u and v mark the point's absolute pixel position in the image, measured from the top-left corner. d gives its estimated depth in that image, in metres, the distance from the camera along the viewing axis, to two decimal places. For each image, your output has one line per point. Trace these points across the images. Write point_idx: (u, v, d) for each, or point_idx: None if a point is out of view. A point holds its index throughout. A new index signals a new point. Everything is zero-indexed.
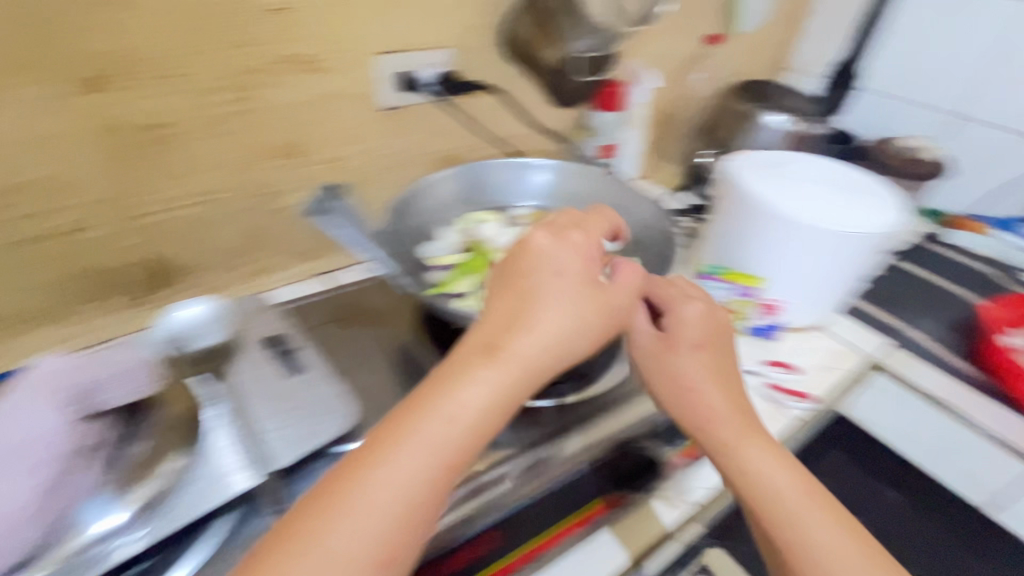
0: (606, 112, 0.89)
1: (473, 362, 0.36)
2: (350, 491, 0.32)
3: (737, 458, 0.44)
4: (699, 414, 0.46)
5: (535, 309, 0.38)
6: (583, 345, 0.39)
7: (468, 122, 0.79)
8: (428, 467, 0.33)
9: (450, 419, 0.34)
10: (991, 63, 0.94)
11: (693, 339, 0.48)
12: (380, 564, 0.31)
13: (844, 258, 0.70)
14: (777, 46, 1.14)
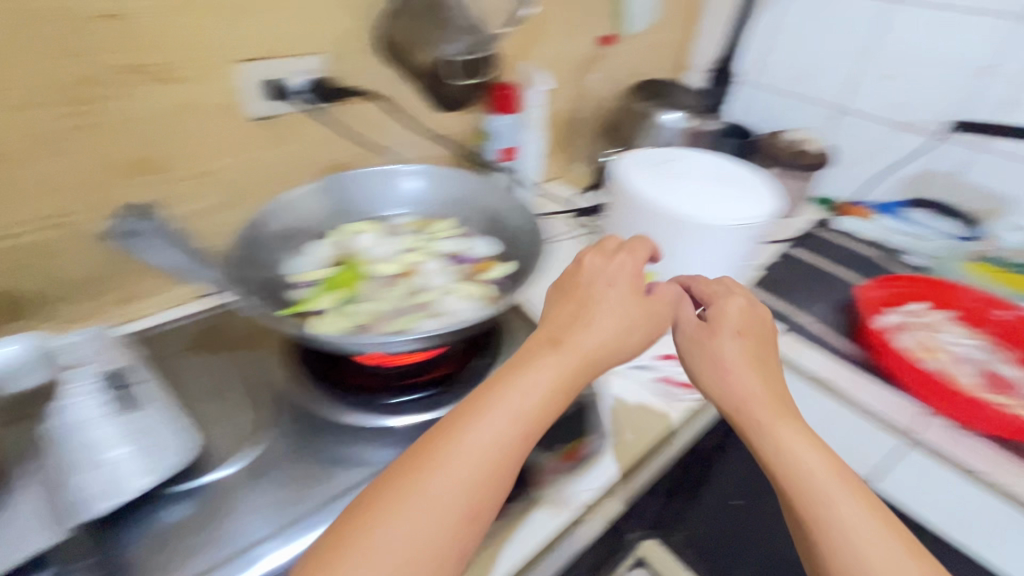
0: (502, 116, 0.89)
1: (537, 354, 0.44)
2: (436, 459, 0.39)
3: (768, 432, 0.46)
4: (736, 394, 0.48)
5: (598, 310, 0.47)
6: (637, 343, 0.48)
7: (352, 128, 0.76)
8: (505, 435, 0.40)
9: (521, 396, 0.42)
10: (860, 60, 1.00)
11: (735, 329, 0.51)
12: (467, 513, 0.38)
13: (727, 249, 0.72)
14: (678, 46, 1.17)
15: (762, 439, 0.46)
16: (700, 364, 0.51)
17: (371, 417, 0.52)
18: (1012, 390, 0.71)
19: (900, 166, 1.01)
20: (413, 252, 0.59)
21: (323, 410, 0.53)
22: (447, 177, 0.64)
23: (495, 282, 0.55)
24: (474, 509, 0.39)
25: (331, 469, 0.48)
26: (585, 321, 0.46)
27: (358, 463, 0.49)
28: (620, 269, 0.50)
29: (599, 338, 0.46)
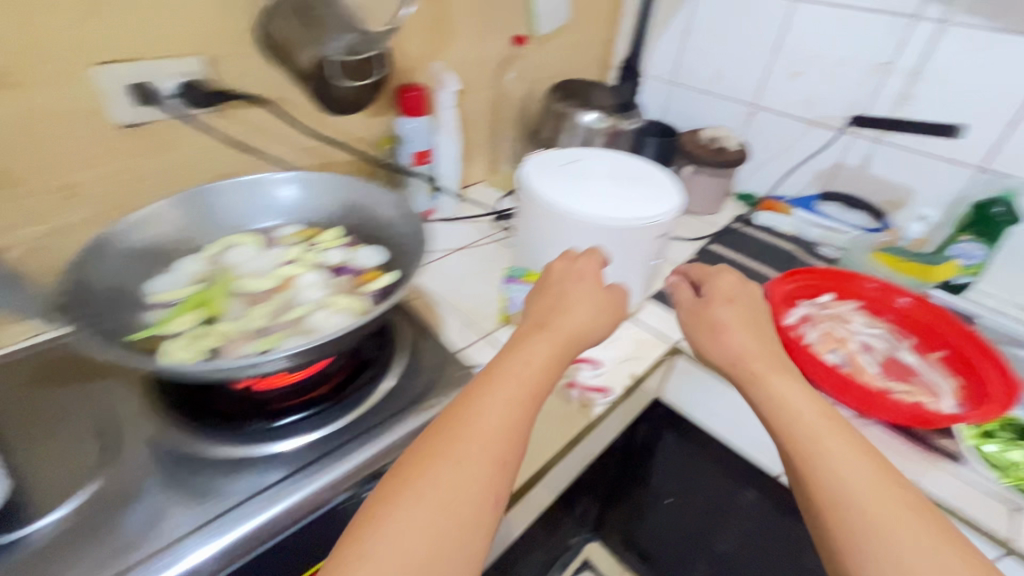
0: (409, 119, 0.86)
1: (534, 333, 0.53)
2: (462, 423, 0.45)
3: (760, 384, 0.52)
4: (731, 352, 0.55)
5: (577, 295, 0.56)
6: (605, 323, 0.55)
7: (247, 136, 0.73)
8: (518, 398, 0.47)
9: (526, 365, 0.49)
10: (769, 58, 1.01)
11: (720, 300, 0.60)
12: (498, 465, 0.43)
13: (634, 249, 0.71)
14: (601, 47, 1.18)
15: (758, 391, 0.52)
16: (699, 334, 0.59)
17: (254, 446, 0.48)
18: (911, 378, 0.73)
19: (810, 160, 1.04)
20: (291, 263, 0.56)
21: (187, 439, 0.48)
22: (326, 184, 0.61)
23: (375, 292, 0.53)
24: (503, 462, 0.43)
25: (212, 488, 0.45)
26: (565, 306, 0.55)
27: (246, 475, 0.46)
28: (583, 268, 0.59)
29: (592, 323, 0.55)
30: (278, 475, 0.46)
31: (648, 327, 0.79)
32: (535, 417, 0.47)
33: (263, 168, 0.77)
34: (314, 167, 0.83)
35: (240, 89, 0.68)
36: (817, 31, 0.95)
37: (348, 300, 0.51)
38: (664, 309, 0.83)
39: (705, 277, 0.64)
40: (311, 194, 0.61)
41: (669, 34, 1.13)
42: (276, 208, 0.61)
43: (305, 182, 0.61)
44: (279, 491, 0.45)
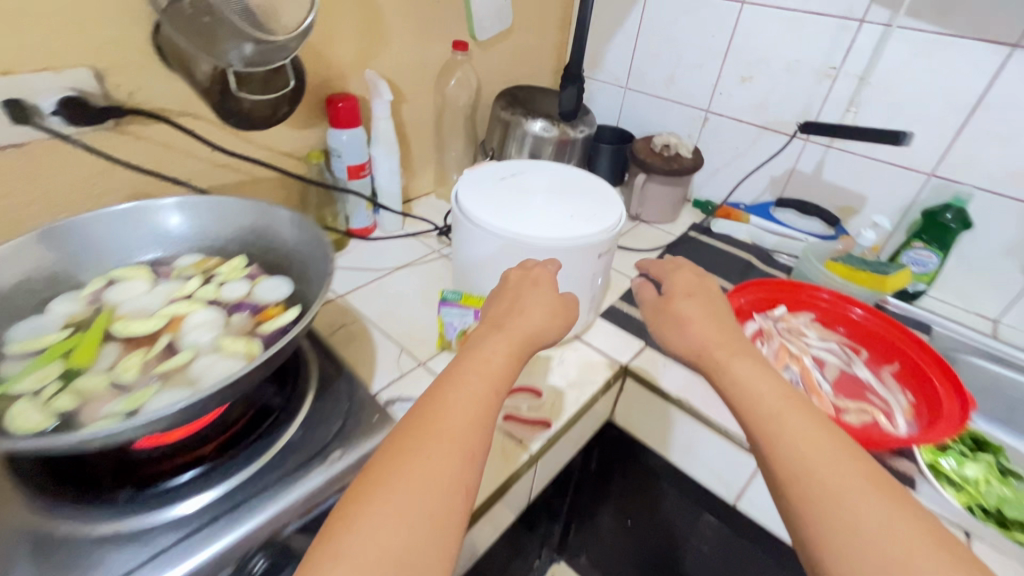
0: (340, 132, 0.81)
1: (490, 333, 0.50)
2: (426, 421, 0.42)
3: (723, 368, 0.49)
4: (697, 340, 0.52)
5: (531, 295, 0.54)
6: (557, 326, 0.53)
7: (151, 152, 0.66)
8: (482, 391, 0.45)
9: (487, 361, 0.47)
10: (722, 62, 0.99)
11: (679, 294, 0.58)
12: (466, 458, 0.41)
13: (579, 272, 0.66)
14: (554, 51, 1.14)
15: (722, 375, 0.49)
16: (665, 328, 0.56)
17: (138, 517, 0.41)
18: (864, 396, 0.71)
19: (766, 166, 1.02)
20: (182, 300, 0.51)
21: (43, 521, 0.40)
22: (217, 207, 0.55)
23: (271, 332, 0.48)
24: (472, 454, 0.41)
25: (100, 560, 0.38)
26: (520, 308, 0.52)
27: (146, 538, 0.40)
28: (539, 274, 0.58)
29: (551, 326, 0.53)
30: (183, 539, 0.40)
31: (595, 349, 0.75)
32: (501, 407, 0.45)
33: (174, 186, 0.70)
34: (236, 183, 0.77)
35: (136, 101, 0.62)
36: (769, 33, 0.92)
37: (237, 343, 0.46)
38: (613, 327, 0.79)
39: (666, 275, 0.63)
40: (212, 221, 0.56)
41: (623, 37, 1.10)
42: (162, 240, 0.55)
43: (205, 208, 0.56)
44: (190, 548, 0.39)
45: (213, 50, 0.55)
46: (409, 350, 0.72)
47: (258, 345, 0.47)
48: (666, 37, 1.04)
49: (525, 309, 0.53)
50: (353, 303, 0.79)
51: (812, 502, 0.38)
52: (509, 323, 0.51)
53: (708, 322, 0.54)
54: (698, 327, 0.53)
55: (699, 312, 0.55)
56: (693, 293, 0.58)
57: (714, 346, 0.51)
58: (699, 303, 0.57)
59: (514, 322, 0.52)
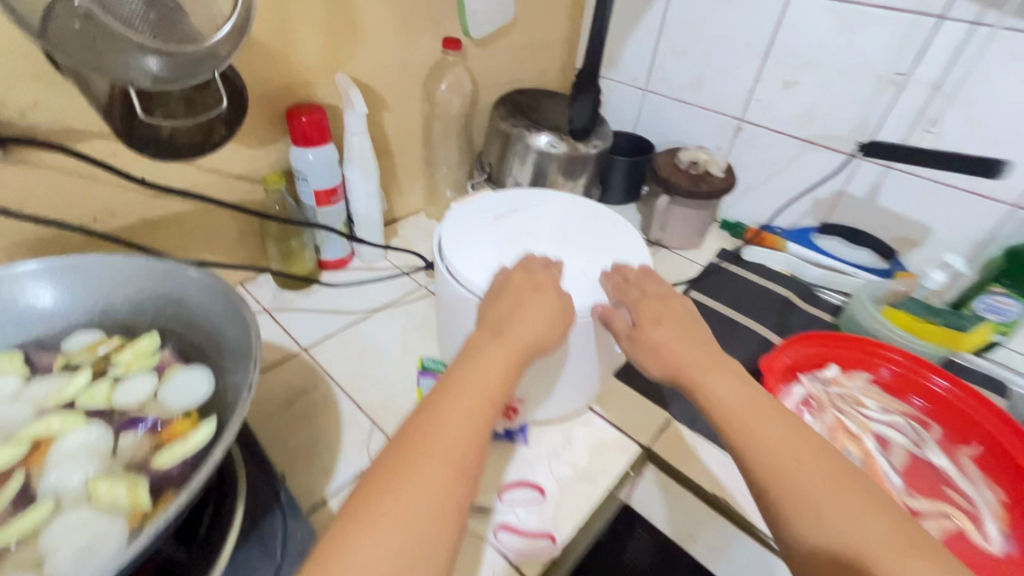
0: (303, 151, 0.67)
1: (486, 344, 0.45)
2: (422, 435, 0.39)
3: (698, 382, 0.45)
4: (671, 359, 0.47)
5: (531, 300, 0.46)
6: (556, 333, 0.47)
7: (61, 184, 0.53)
8: (479, 403, 0.41)
9: (483, 372, 0.43)
10: (762, 63, 0.83)
11: (644, 320, 0.48)
12: (462, 470, 0.38)
13: (595, 348, 0.52)
14: (565, 47, 0.98)
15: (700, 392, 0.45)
16: (641, 355, 0.48)
17: None
18: (941, 493, 0.57)
19: (809, 188, 0.87)
20: (57, 410, 0.37)
21: None
22: (107, 268, 0.41)
23: (171, 466, 0.34)
24: (467, 467, 0.38)
25: None
26: (521, 311, 0.46)
27: None
28: (545, 279, 0.48)
29: (551, 333, 0.46)
30: None
31: (610, 424, 0.62)
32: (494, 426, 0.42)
33: (96, 223, 0.57)
34: (179, 216, 0.63)
35: (26, 122, 0.49)
36: (822, 31, 0.76)
37: (114, 491, 0.32)
38: (632, 392, 0.66)
39: (627, 296, 0.50)
40: (114, 288, 0.43)
41: (643, 32, 0.94)
42: (29, 316, 0.40)
43: (89, 272, 0.41)
44: None
45: (106, 63, 0.40)
46: (382, 426, 0.59)
47: (147, 486, 0.33)
48: (695, 32, 0.88)
49: (524, 317, 0.45)
50: (319, 359, 0.66)
51: (803, 530, 0.36)
52: (506, 333, 0.45)
53: (762, 419, 0.41)
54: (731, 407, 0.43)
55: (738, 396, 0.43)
56: (730, 374, 0.45)
57: (695, 363, 0.46)
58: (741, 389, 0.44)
59: (511, 331, 0.45)
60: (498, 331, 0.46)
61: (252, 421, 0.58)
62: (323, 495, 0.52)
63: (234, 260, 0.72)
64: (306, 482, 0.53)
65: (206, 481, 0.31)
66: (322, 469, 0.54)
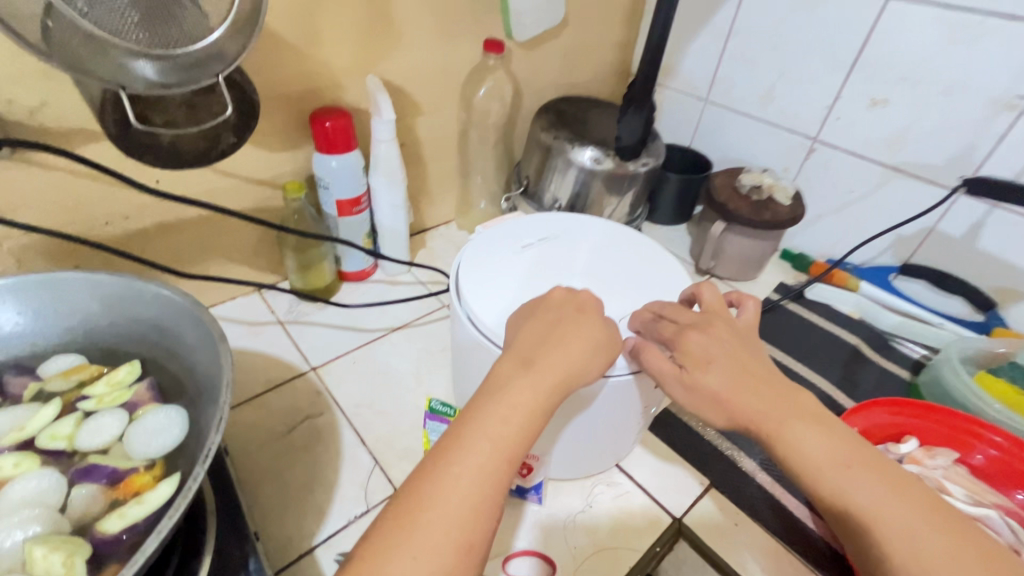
0: (327, 158, 0.63)
1: (512, 379, 0.36)
2: (420, 507, 0.32)
3: (782, 438, 0.37)
4: (740, 411, 0.38)
5: (563, 337, 0.39)
6: (600, 361, 0.39)
7: (70, 186, 0.51)
8: (494, 462, 0.33)
9: (503, 421, 0.35)
10: (846, 77, 0.72)
11: (690, 360, 0.40)
12: (460, 552, 0.31)
13: (622, 408, 0.45)
14: (621, 52, 0.89)
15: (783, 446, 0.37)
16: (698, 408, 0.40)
17: None
18: None
19: (891, 224, 0.76)
20: (14, 450, 0.34)
21: None
22: (82, 288, 0.38)
23: (117, 531, 0.30)
24: (471, 545, 0.31)
25: None
26: (547, 348, 0.38)
27: None
28: (587, 297, 0.42)
29: (592, 367, 0.39)
30: None
31: (638, 487, 0.55)
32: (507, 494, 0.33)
33: (107, 227, 0.55)
34: (194, 221, 0.60)
35: (34, 122, 0.46)
36: (927, 41, 0.65)
37: (49, 560, 0.28)
38: (666, 450, 0.58)
39: (661, 333, 0.42)
40: (99, 309, 0.40)
41: (709, 37, 0.85)
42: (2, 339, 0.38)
43: (61, 291, 0.38)
44: None
45: (94, 64, 0.36)
46: (384, 466, 0.54)
47: (88, 554, 0.29)
48: (770, 38, 0.78)
49: (564, 353, 0.38)
50: (327, 382, 0.61)
51: None
52: (537, 361, 0.37)
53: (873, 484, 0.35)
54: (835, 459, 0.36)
55: (840, 451, 0.36)
56: (814, 428, 0.37)
57: (774, 412, 0.38)
58: (838, 445, 0.36)
59: (543, 365, 0.37)
60: (532, 351, 0.38)
61: (249, 449, 0.54)
62: (311, 543, 0.47)
63: (252, 267, 0.69)
64: (294, 525, 0.49)
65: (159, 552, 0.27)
66: (313, 511, 0.50)
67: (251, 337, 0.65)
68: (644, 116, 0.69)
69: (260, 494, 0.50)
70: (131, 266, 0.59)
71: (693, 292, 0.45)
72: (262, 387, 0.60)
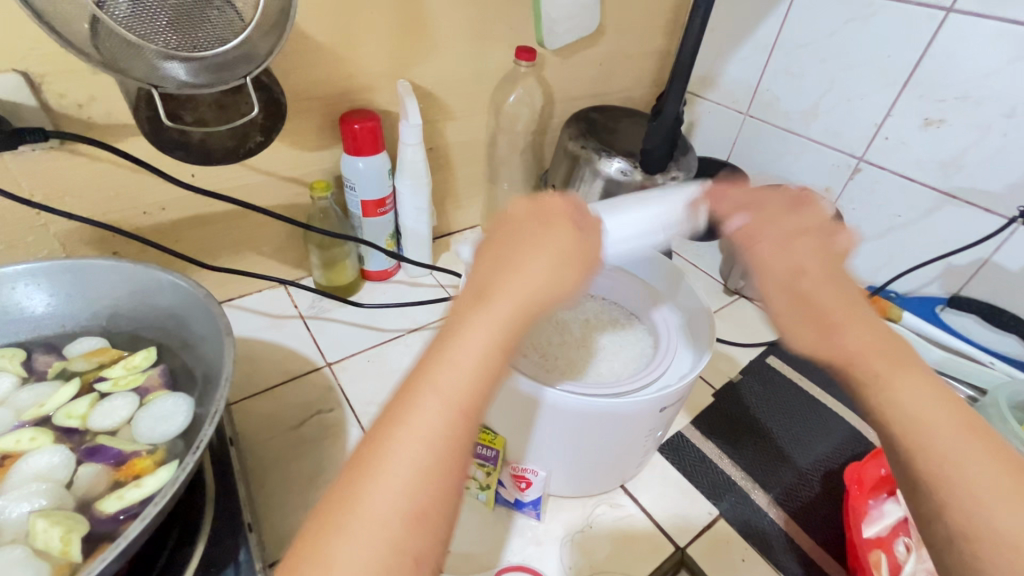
0: (354, 160, 0.64)
1: (465, 313, 0.31)
2: (365, 480, 0.27)
3: (882, 385, 0.33)
4: (845, 346, 0.35)
5: (522, 252, 0.34)
6: (568, 277, 0.34)
7: (111, 176, 0.54)
8: (447, 419, 0.28)
9: (453, 366, 0.29)
10: (897, 94, 0.68)
11: (807, 267, 0.39)
12: (411, 522, 0.26)
13: (627, 428, 0.44)
14: (659, 64, 0.87)
15: (874, 393, 0.33)
16: (795, 327, 0.37)
17: None
18: None
19: (942, 252, 0.71)
20: (33, 425, 0.36)
21: None
22: (106, 274, 0.40)
23: (113, 513, 0.31)
24: (421, 513, 0.26)
25: None
26: (505, 262, 0.33)
27: None
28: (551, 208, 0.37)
29: (566, 278, 0.34)
30: None
31: (643, 511, 0.53)
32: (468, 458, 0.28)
33: (144, 217, 0.58)
34: (226, 215, 0.63)
35: (80, 116, 0.49)
36: (992, 59, 0.60)
37: (48, 533, 0.30)
38: (676, 476, 0.56)
39: (767, 240, 0.42)
40: (120, 295, 0.41)
41: (752, 48, 0.81)
42: (33, 318, 0.40)
43: (86, 276, 0.40)
44: None
45: (129, 66, 0.38)
46: None
47: (85, 531, 0.30)
48: (818, 50, 0.74)
49: (529, 273, 0.33)
50: (341, 378, 0.62)
51: None
52: (490, 301, 0.31)
53: (984, 463, 0.30)
54: (935, 425, 0.31)
55: (947, 417, 0.31)
56: (918, 382, 0.33)
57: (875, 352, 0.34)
58: (945, 411, 0.32)
59: (500, 281, 0.32)
60: (488, 276, 0.33)
61: (260, 438, 0.55)
62: None
63: (280, 261, 0.71)
64: (295, 518, 0.49)
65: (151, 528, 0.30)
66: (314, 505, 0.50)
67: (274, 329, 0.67)
68: (676, 128, 0.67)
69: (265, 483, 0.52)
70: (166, 255, 0.62)
71: (798, 202, 0.44)
72: (279, 378, 0.62)
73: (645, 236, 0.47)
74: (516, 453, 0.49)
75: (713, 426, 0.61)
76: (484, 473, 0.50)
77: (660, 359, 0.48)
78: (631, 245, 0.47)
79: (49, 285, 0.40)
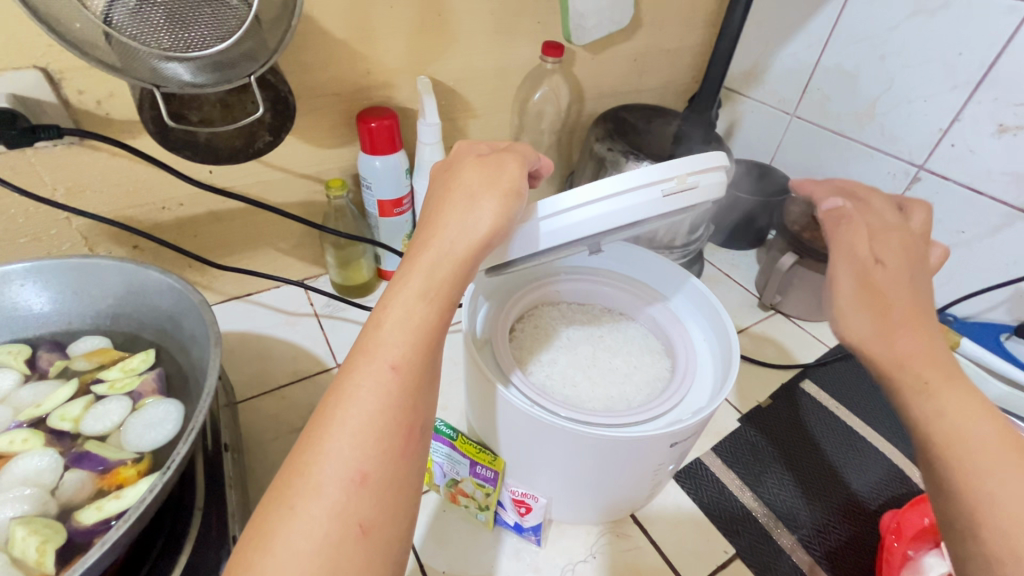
0: (373, 159, 0.62)
1: (411, 270, 0.33)
2: (313, 447, 0.28)
3: (929, 395, 0.33)
4: (894, 355, 0.35)
5: (453, 197, 0.35)
6: (497, 199, 0.34)
7: (129, 172, 0.54)
8: (388, 385, 0.29)
9: (377, 326, 0.31)
10: (968, 96, 0.61)
11: (885, 261, 0.38)
12: (352, 484, 0.27)
13: (635, 462, 0.41)
14: (700, 58, 0.81)
15: (921, 403, 0.33)
16: (854, 310, 0.37)
17: None
18: None
19: (1010, 276, 0.64)
20: (28, 426, 0.38)
21: None
22: (102, 275, 0.42)
23: (93, 524, 0.32)
24: (365, 477, 0.27)
25: None
26: (438, 208, 0.35)
27: None
28: (464, 153, 0.39)
29: (486, 206, 0.34)
30: None
31: (653, 544, 0.50)
32: (413, 425, 0.29)
33: (163, 212, 0.58)
34: (242, 212, 0.62)
35: (96, 113, 0.49)
36: None
37: (26, 542, 0.30)
38: (690, 507, 0.52)
39: (852, 228, 0.41)
40: (119, 297, 0.43)
41: (804, 42, 0.74)
42: (35, 317, 0.43)
43: (81, 277, 0.42)
44: None
45: (129, 66, 0.38)
46: None
47: (61, 542, 0.31)
48: (878, 44, 0.67)
49: (449, 212, 0.34)
50: None
51: None
52: (411, 261, 0.33)
53: None
54: (972, 438, 0.31)
55: None
56: (966, 394, 0.33)
57: (926, 361, 0.34)
58: None
59: (424, 238, 0.34)
60: (420, 230, 0.35)
61: (264, 439, 0.55)
62: None
63: (296, 258, 0.71)
64: None
65: (141, 526, 0.30)
66: None
67: (287, 326, 0.67)
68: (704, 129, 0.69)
69: (263, 487, 0.51)
70: (184, 252, 0.63)
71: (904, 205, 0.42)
72: (288, 378, 0.62)
73: (644, 186, 0.38)
74: (519, 477, 0.46)
75: (734, 454, 0.57)
76: (483, 493, 0.47)
77: (677, 386, 0.45)
78: (623, 197, 0.38)
79: (47, 285, 0.42)
